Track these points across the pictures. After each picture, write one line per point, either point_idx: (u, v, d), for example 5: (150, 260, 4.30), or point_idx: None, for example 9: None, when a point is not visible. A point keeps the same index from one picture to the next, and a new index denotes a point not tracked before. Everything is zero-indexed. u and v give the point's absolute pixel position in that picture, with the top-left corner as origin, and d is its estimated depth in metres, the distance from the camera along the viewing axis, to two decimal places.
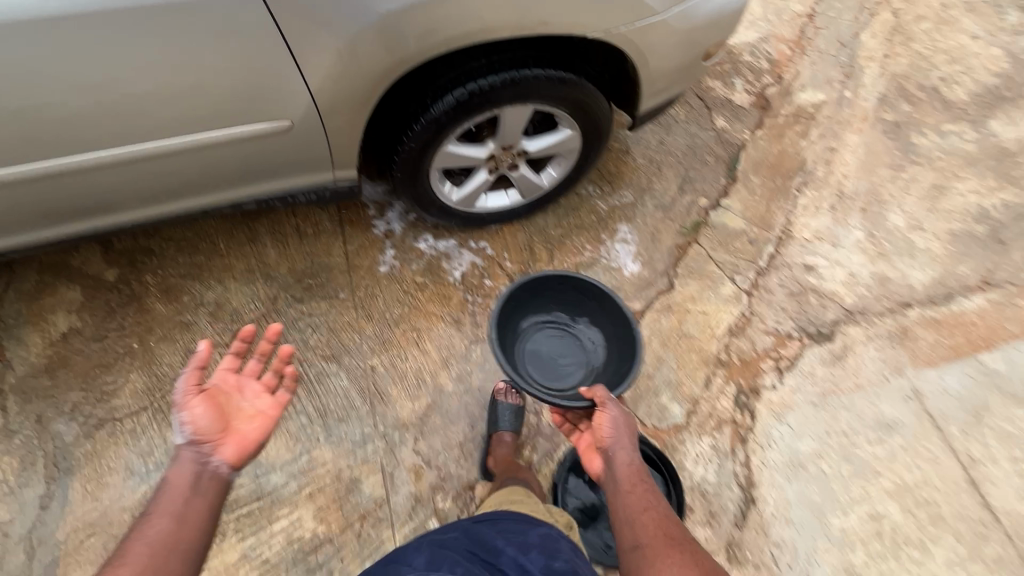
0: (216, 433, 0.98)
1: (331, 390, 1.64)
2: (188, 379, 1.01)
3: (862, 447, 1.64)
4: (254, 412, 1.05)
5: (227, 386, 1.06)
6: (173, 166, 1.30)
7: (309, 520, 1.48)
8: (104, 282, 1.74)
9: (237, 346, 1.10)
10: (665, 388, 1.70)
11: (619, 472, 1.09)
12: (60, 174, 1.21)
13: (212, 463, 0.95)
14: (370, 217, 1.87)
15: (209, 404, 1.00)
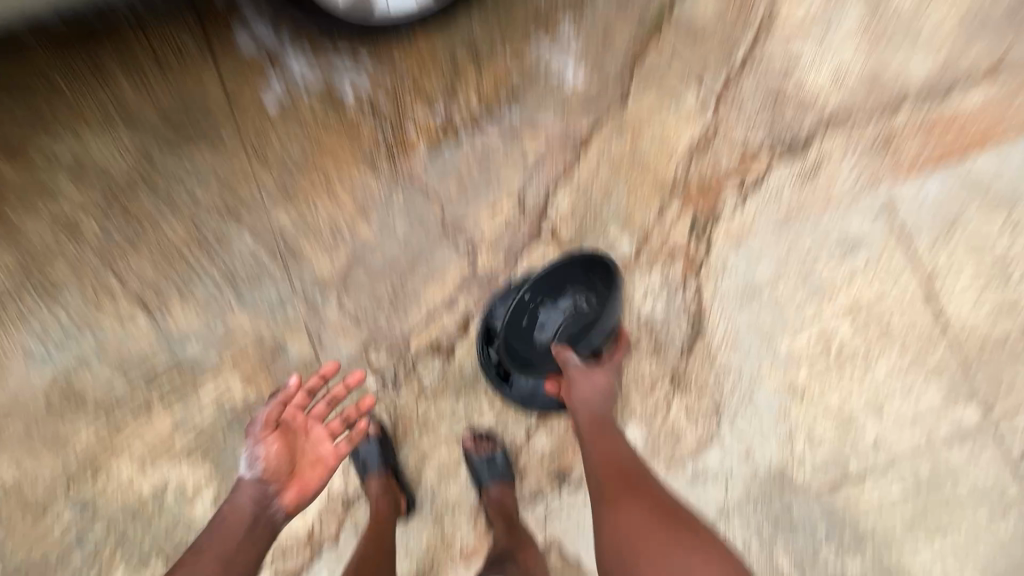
0: (284, 475, 1.10)
1: (235, 251, 1.44)
2: (269, 412, 1.14)
3: (822, 268, 1.53)
4: (319, 455, 1.16)
5: (297, 423, 1.17)
6: None
7: (238, 386, 1.41)
8: None
9: (311, 383, 1.19)
10: (614, 221, 1.53)
11: (581, 421, 1.24)
12: None
13: (273, 505, 1.06)
14: (233, 28, 1.47)
15: (285, 440, 1.13)
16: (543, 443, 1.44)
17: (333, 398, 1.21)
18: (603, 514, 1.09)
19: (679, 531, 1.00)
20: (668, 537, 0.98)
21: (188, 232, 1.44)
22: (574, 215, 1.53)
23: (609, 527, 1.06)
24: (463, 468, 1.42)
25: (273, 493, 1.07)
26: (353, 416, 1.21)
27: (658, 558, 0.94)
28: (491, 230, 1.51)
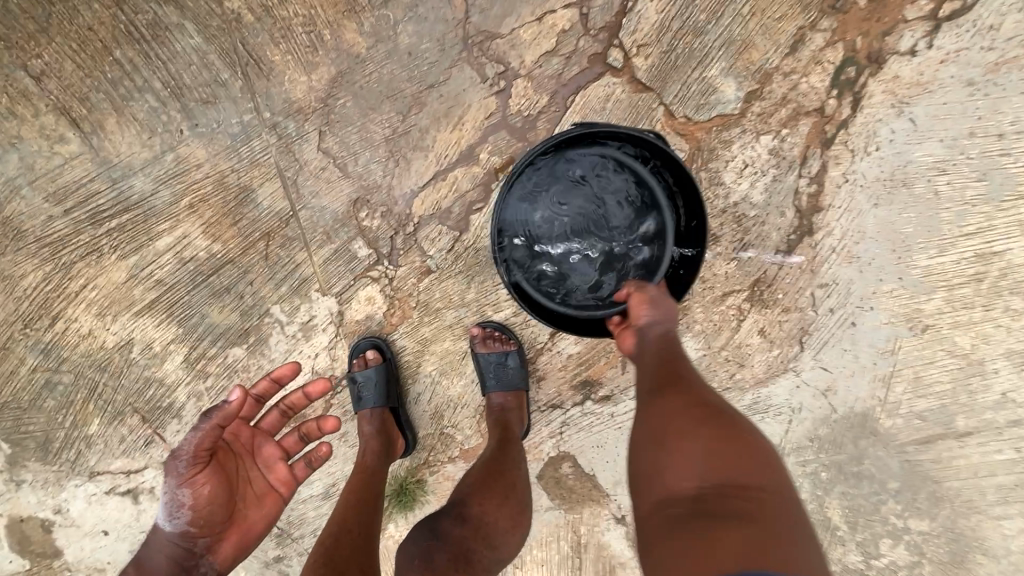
0: (220, 525, 0.89)
1: (178, 54, 1.05)
2: (197, 444, 0.85)
3: (1017, 157, 1.02)
4: (268, 489, 0.97)
5: (240, 445, 0.96)
6: None
7: (200, 238, 1.13)
8: None
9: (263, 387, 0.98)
10: (720, 54, 1.03)
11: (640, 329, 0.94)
12: None
13: (204, 563, 0.87)
14: None
15: (218, 475, 0.89)
16: (570, 348, 1.17)
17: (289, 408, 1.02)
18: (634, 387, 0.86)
19: (732, 430, 0.70)
20: (714, 435, 0.69)
21: (112, 19, 1.04)
22: (659, 39, 1.03)
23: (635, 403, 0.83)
24: (469, 364, 1.18)
25: (204, 549, 0.87)
26: (314, 436, 1.03)
27: (693, 454, 0.68)
28: (532, 53, 1.04)
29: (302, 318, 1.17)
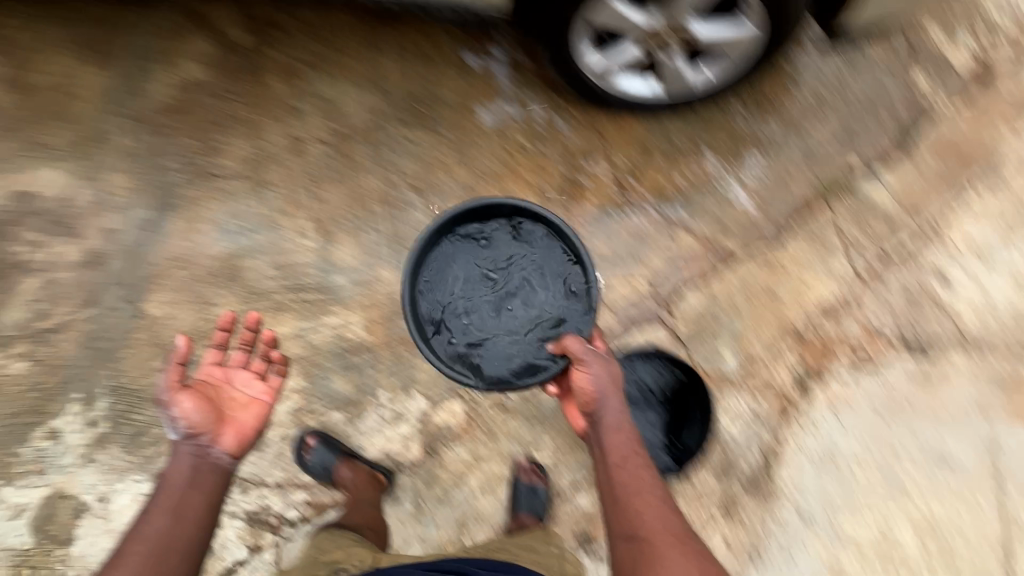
0: (211, 422, 1.21)
1: (408, 219, 1.67)
2: (172, 376, 1.22)
3: (904, 467, 1.54)
4: (248, 397, 1.31)
5: (215, 379, 1.31)
6: None
7: (356, 326, 1.58)
8: (239, 46, 1.78)
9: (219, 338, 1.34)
10: (728, 337, 1.62)
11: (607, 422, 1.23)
12: None
13: (213, 451, 1.18)
14: (477, 50, 1.79)
15: (197, 394, 1.22)
16: (584, 504, 1.51)
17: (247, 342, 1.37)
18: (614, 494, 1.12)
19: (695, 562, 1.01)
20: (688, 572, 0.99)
21: (380, 189, 1.69)
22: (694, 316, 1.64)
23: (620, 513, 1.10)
24: (503, 487, 1.51)
25: (207, 442, 1.18)
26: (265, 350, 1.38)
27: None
28: (618, 296, 1.64)
29: (398, 407, 1.54)
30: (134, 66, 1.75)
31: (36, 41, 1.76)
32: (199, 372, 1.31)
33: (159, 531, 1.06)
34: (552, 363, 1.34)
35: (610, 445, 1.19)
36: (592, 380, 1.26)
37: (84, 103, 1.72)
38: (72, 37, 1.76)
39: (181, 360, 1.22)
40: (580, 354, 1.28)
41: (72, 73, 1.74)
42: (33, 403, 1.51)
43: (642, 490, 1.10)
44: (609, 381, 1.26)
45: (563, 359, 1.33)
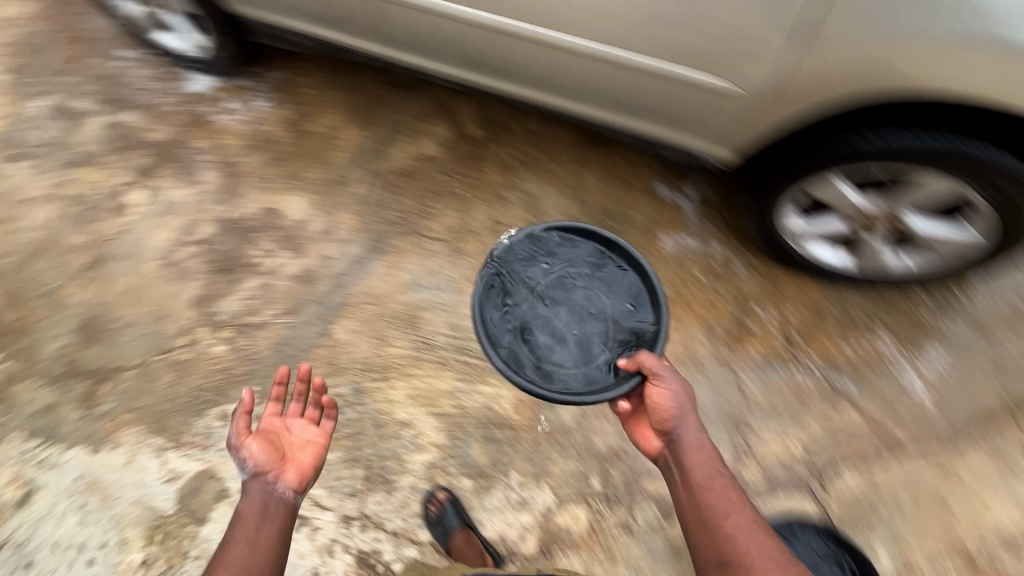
0: (276, 462, 1.21)
1: None
2: (239, 423, 1.23)
3: None
4: (305, 441, 1.30)
5: (275, 426, 1.31)
6: (585, 71, 1.51)
7: (506, 402, 1.65)
8: (471, 137, 2.11)
9: (277, 391, 1.36)
10: (886, 536, 1.53)
11: (691, 444, 1.23)
12: (506, 36, 1.52)
13: (279, 487, 1.17)
14: (673, 186, 1.97)
15: (260, 439, 1.22)
16: None
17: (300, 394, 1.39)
18: (706, 515, 1.13)
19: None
20: None
21: None
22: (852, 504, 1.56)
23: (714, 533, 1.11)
24: None
25: (273, 476, 1.18)
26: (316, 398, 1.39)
27: None
28: (770, 454, 1.61)
29: (526, 494, 1.55)
30: (387, 134, 2.11)
31: (322, 100, 2.20)
32: (259, 423, 1.31)
33: (238, 561, 1.03)
34: (624, 381, 1.32)
35: (692, 464, 1.20)
36: (670, 397, 1.26)
37: (341, 153, 2.08)
38: (349, 103, 2.19)
39: (247, 408, 1.23)
40: (656, 369, 1.28)
41: (340, 129, 2.14)
42: (219, 385, 1.69)
43: (733, 512, 1.12)
44: (686, 399, 1.26)
45: (636, 378, 1.32)
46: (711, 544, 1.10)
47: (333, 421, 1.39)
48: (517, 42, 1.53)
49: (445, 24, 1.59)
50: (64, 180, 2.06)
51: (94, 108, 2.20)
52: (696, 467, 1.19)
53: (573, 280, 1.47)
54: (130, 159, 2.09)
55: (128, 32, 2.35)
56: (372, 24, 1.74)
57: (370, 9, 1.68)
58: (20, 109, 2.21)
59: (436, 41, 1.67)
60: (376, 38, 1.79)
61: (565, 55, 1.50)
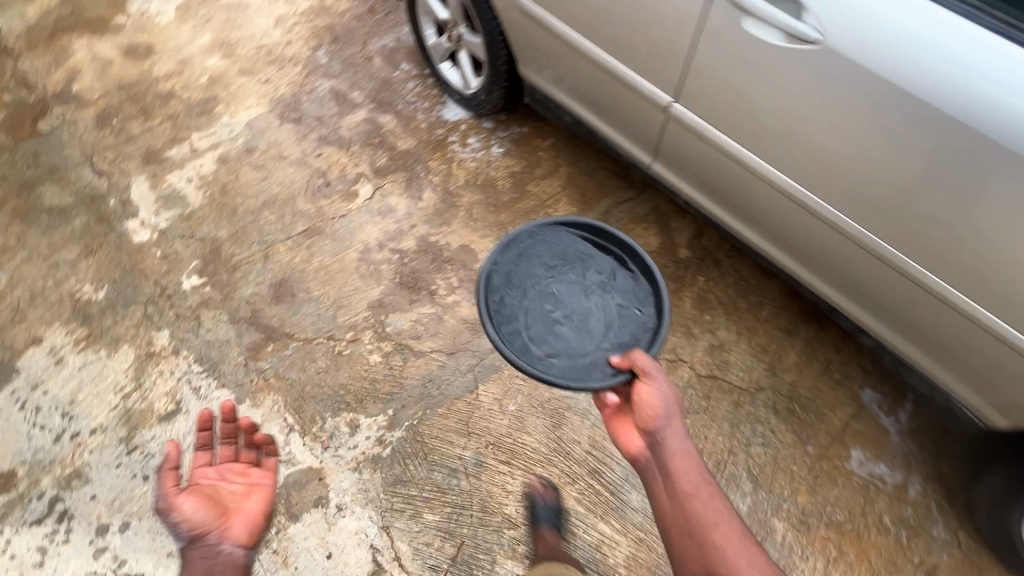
0: (215, 516, 1.35)
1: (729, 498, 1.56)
2: (168, 482, 1.38)
3: None
4: (251, 488, 1.46)
5: (208, 478, 1.45)
6: (829, 244, 1.48)
7: (620, 553, 1.52)
8: (677, 255, 2.03)
9: (202, 450, 1.54)
10: None
11: (676, 449, 1.28)
12: (759, 186, 1.52)
13: (224, 545, 1.35)
14: (883, 402, 1.73)
15: (199, 496, 1.37)
16: None
17: (229, 438, 1.54)
18: (690, 517, 1.17)
19: None
20: None
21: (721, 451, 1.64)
22: None
23: (701, 540, 1.14)
24: None
25: (215, 534, 1.34)
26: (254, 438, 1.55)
27: None
28: None
29: None
30: (596, 221, 2.11)
31: (549, 165, 2.27)
32: (195, 476, 1.46)
33: None
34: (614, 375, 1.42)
35: (677, 470, 1.25)
36: (659, 397, 1.33)
37: None
38: (573, 179, 2.23)
39: (172, 468, 1.39)
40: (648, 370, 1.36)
41: (555, 198, 2.18)
42: (361, 392, 1.72)
43: (718, 521, 1.15)
44: (673, 402, 1.33)
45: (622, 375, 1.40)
46: (696, 553, 1.13)
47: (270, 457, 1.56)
48: (809, 217, 1.47)
49: (737, 173, 1.55)
50: (316, 152, 2.32)
51: (363, 102, 2.49)
52: (683, 471, 1.24)
53: (509, 298, 1.57)
54: (372, 155, 2.31)
55: (416, 53, 2.67)
56: (646, 138, 1.73)
57: (656, 129, 1.67)
58: (310, 83, 2.57)
59: (713, 179, 1.64)
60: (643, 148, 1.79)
61: (859, 253, 1.43)
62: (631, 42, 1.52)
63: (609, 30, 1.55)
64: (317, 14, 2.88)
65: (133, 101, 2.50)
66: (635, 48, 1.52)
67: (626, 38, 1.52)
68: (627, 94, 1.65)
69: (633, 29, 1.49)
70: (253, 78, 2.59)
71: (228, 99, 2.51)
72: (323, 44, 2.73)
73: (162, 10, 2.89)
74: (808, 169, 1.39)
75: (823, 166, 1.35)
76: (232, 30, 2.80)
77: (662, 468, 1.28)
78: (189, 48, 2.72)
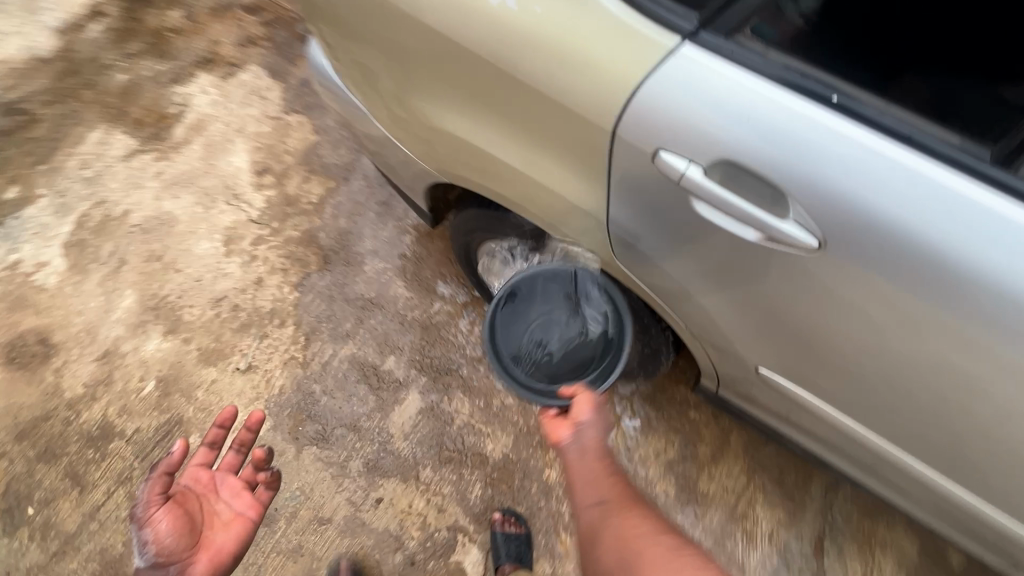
0: (180, 556, 0.98)
1: None
2: (152, 488, 1.00)
3: None
4: (233, 515, 1.07)
5: (200, 486, 1.07)
6: (916, 485, 1.12)
7: None
8: (948, 563, 1.40)
9: (210, 433, 1.10)
10: None
11: (593, 453, 0.96)
12: (837, 430, 1.09)
13: None
14: None
15: (178, 514, 1.00)
16: None
17: (237, 441, 1.11)
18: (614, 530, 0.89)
19: None
20: None
21: None
22: None
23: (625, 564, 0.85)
24: None
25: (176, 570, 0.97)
26: (249, 440, 1.11)
27: None
28: None
29: None
30: (820, 532, 1.45)
31: (714, 438, 1.56)
32: (182, 475, 1.08)
33: None
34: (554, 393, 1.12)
35: (598, 472, 0.95)
36: (589, 414, 0.96)
37: (754, 550, 1.45)
38: (756, 454, 1.54)
39: (170, 469, 0.99)
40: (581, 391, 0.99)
41: (746, 502, 1.49)
42: None
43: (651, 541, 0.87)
44: (602, 414, 0.98)
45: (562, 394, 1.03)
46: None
47: (272, 489, 1.13)
48: (929, 488, 1.08)
49: (924, 486, 1.09)
50: (371, 497, 1.54)
51: (408, 376, 1.67)
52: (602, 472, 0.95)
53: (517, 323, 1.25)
54: (458, 481, 1.54)
55: (452, 261, 1.84)
56: (850, 454, 1.21)
57: (943, 497, 1.07)
58: (314, 355, 1.72)
59: (993, 544, 1.12)
60: (861, 471, 1.26)
61: None
62: (970, 455, 0.89)
63: (861, 405, 0.95)
64: (280, 212, 1.97)
65: (47, 460, 1.60)
66: (899, 432, 0.95)
67: (776, 342, 0.93)
68: (855, 443, 1.09)
69: (880, 395, 0.89)
70: (224, 365, 1.71)
71: (198, 417, 1.65)
72: (309, 273, 1.85)
73: (44, 260, 1.92)
74: (915, 434, 0.93)
75: (935, 440, 0.91)
76: (162, 273, 1.87)
77: (586, 478, 0.95)
78: (107, 326, 1.79)
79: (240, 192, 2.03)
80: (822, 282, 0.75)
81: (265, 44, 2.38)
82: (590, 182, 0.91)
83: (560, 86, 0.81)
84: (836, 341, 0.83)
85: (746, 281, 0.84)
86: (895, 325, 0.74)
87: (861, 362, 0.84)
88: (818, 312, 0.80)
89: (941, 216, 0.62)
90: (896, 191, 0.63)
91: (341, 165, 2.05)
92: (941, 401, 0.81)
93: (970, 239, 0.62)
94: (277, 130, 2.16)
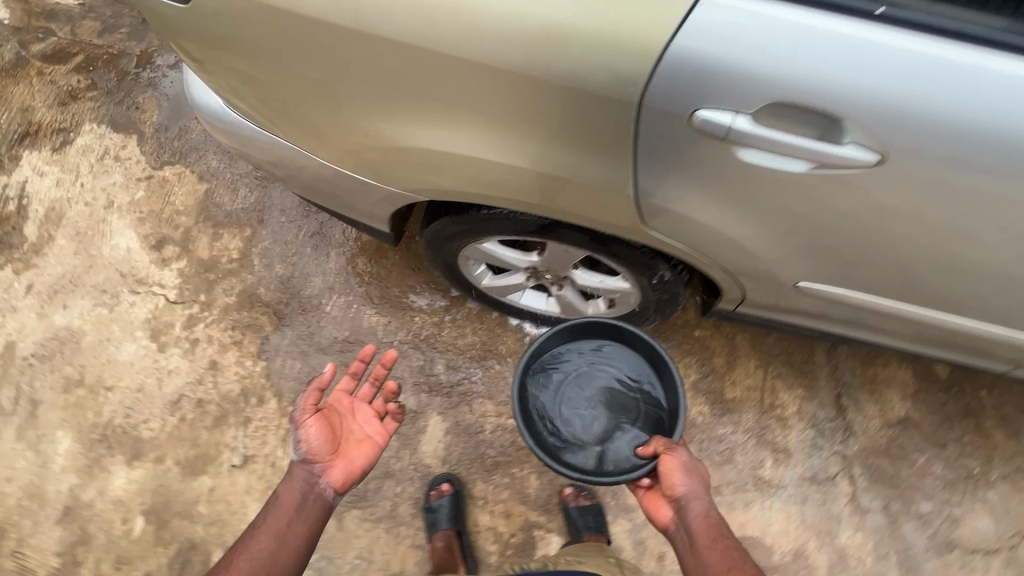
0: (328, 455, 1.06)
1: None
2: (308, 397, 1.08)
3: None
4: (364, 436, 1.12)
5: (342, 406, 1.15)
6: (928, 332, 1.25)
7: None
8: (937, 377, 1.61)
9: (355, 366, 1.17)
10: None
11: (696, 522, 0.96)
12: (860, 307, 1.17)
13: (319, 485, 1.03)
14: None
15: (322, 424, 1.07)
16: None
17: (375, 378, 1.17)
18: None
19: None
20: None
21: None
22: None
23: None
24: None
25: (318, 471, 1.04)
26: (381, 376, 1.17)
27: None
28: None
29: None
30: (837, 393, 1.60)
31: (724, 347, 1.64)
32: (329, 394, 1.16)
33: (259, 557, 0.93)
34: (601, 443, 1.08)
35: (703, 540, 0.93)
36: (681, 478, 0.98)
37: (791, 431, 1.57)
38: (764, 347, 1.64)
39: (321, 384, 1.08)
40: (668, 450, 1.00)
41: (770, 393, 1.60)
42: None
43: None
44: (698, 478, 0.99)
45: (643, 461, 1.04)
46: None
47: (398, 420, 1.17)
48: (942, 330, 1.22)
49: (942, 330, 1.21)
50: None
51: (420, 403, 1.57)
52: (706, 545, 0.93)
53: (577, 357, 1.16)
54: (513, 482, 1.52)
55: (416, 270, 1.71)
56: (869, 326, 1.30)
57: (956, 332, 1.21)
58: None
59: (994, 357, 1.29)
60: (878, 339, 1.36)
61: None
62: (983, 287, 1.03)
63: (891, 275, 1.03)
64: (202, 281, 1.71)
65: None
66: (919, 288, 1.06)
67: (815, 241, 0.97)
68: (875, 313, 1.18)
69: (911, 261, 0.98)
70: (216, 468, 1.52)
71: (212, 534, 1.46)
72: (266, 335, 1.65)
73: None
74: (938, 285, 1.03)
75: (953, 284, 1.03)
76: (91, 398, 1.58)
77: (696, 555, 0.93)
78: (53, 481, 1.51)
79: (144, 275, 1.73)
80: (872, 172, 0.79)
81: (92, 94, 1.97)
82: (614, 156, 0.87)
83: (573, 64, 0.76)
84: (879, 223, 0.89)
85: (791, 194, 0.87)
86: (931, 193, 0.82)
87: (902, 235, 0.91)
88: (867, 200, 0.85)
89: (981, 85, 0.70)
90: (940, 73, 0.69)
91: (249, 207, 1.80)
92: (969, 249, 0.92)
93: (1009, 106, 0.71)
94: (155, 190, 1.84)
